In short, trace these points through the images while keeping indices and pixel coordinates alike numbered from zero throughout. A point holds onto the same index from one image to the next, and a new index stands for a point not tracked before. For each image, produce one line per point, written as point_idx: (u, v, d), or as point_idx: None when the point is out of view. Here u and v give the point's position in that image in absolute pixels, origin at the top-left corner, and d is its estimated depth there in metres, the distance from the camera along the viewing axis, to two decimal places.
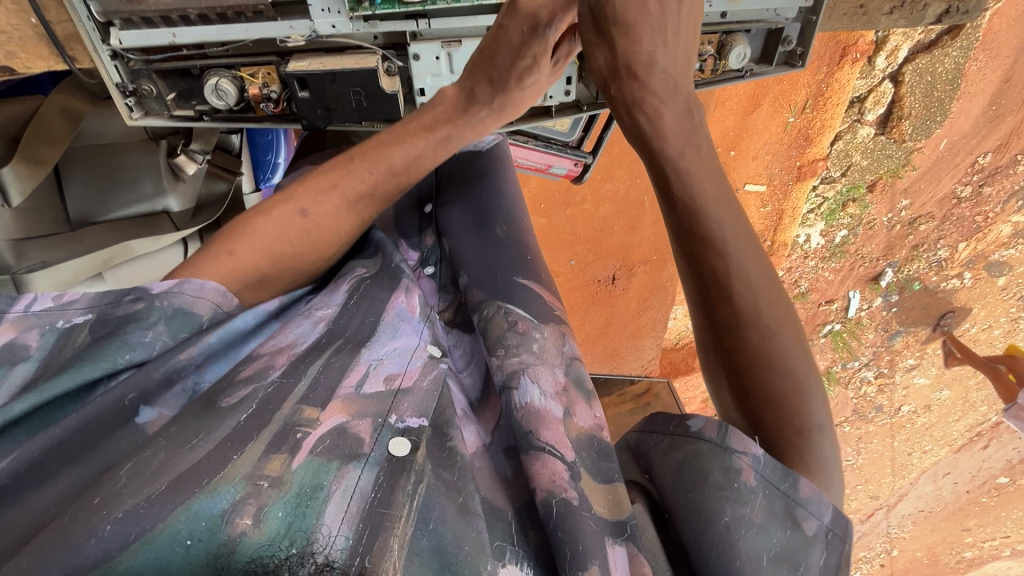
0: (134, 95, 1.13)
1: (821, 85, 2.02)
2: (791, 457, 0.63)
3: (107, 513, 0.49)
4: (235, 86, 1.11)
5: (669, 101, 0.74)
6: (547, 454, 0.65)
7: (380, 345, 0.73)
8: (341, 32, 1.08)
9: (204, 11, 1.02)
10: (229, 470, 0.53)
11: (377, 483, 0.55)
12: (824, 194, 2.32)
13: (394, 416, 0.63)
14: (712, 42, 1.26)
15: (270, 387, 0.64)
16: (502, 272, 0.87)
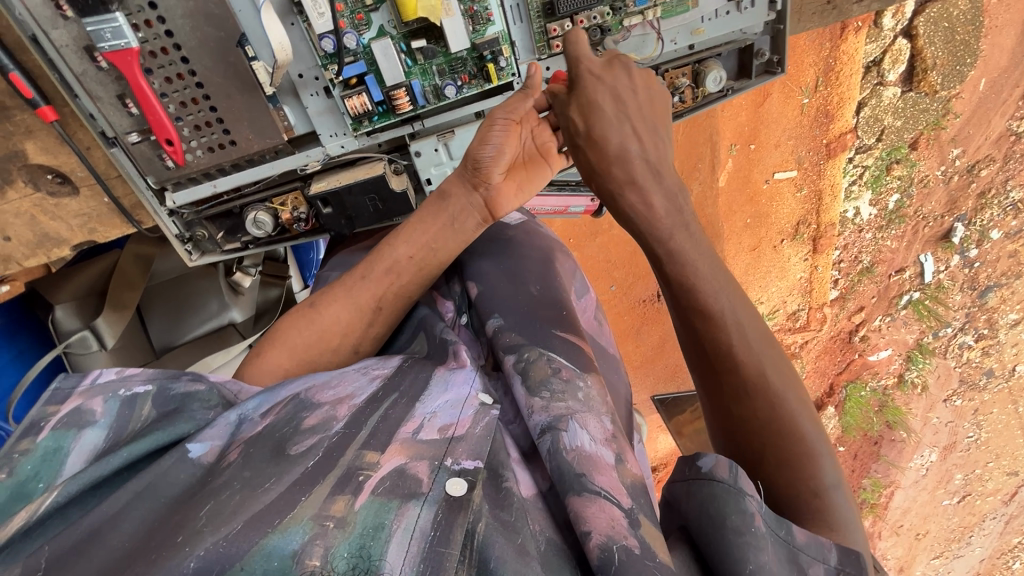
0: (191, 241, 1.30)
1: (828, 61, 2.05)
2: (814, 516, 0.73)
3: (189, 550, 0.53)
4: (270, 216, 1.26)
5: (653, 187, 0.86)
6: (603, 499, 0.65)
7: (433, 398, 0.80)
8: (350, 149, 1.22)
9: (236, 161, 1.18)
10: (299, 512, 0.58)
11: (436, 521, 0.60)
12: (862, 164, 2.28)
13: (450, 459, 0.69)
14: (686, 73, 1.30)
15: (334, 437, 0.71)
16: (541, 324, 0.90)
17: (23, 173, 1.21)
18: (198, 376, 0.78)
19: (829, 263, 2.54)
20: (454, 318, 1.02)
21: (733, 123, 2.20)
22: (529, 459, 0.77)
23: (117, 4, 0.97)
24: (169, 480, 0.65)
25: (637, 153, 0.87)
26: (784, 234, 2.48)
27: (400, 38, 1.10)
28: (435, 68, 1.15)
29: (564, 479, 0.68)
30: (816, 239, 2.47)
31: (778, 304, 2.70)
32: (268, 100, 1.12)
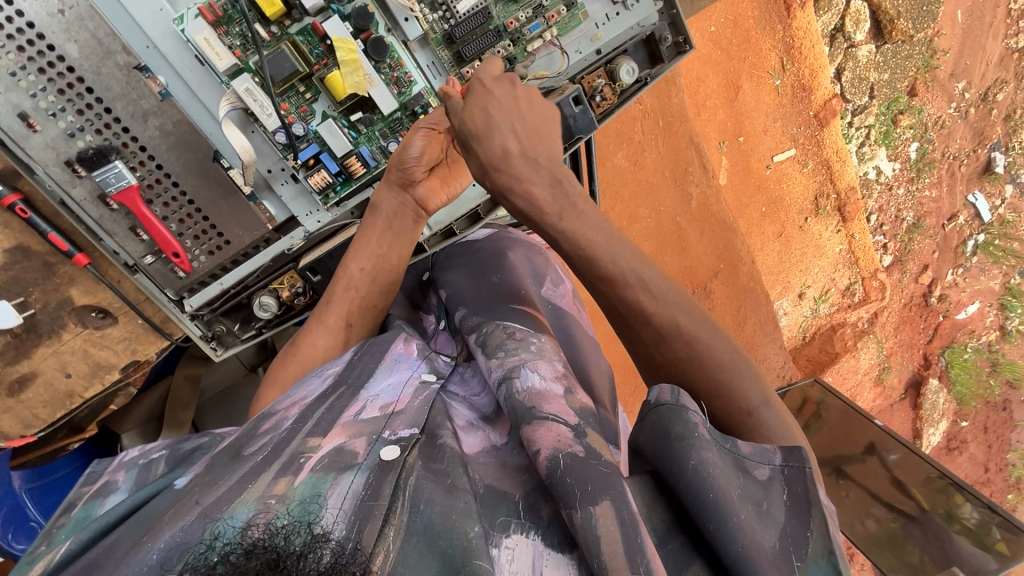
0: (214, 338, 1.46)
1: (785, 40, 2.83)
2: (750, 433, 0.80)
3: (151, 544, 0.61)
4: (274, 297, 1.42)
5: (536, 177, 0.93)
6: (551, 420, 0.72)
7: (378, 383, 0.89)
8: (326, 222, 1.39)
9: (234, 257, 1.37)
10: (244, 497, 0.64)
11: (367, 483, 0.66)
12: (863, 125, 3.08)
13: (387, 430, 0.76)
14: (601, 74, 1.42)
15: (281, 433, 0.78)
16: (501, 304, 1.01)
17: (72, 316, 1.43)
18: (203, 432, 0.90)
19: (864, 229, 3.20)
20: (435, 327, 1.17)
21: (715, 120, 2.87)
22: (490, 420, 0.85)
23: (116, 155, 1.21)
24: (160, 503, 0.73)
25: (515, 148, 0.94)
26: (805, 212, 3.11)
27: (341, 116, 1.29)
28: (378, 132, 1.32)
29: (517, 412, 0.75)
30: (841, 207, 3.14)
31: (827, 283, 3.26)
32: (247, 198, 1.31)
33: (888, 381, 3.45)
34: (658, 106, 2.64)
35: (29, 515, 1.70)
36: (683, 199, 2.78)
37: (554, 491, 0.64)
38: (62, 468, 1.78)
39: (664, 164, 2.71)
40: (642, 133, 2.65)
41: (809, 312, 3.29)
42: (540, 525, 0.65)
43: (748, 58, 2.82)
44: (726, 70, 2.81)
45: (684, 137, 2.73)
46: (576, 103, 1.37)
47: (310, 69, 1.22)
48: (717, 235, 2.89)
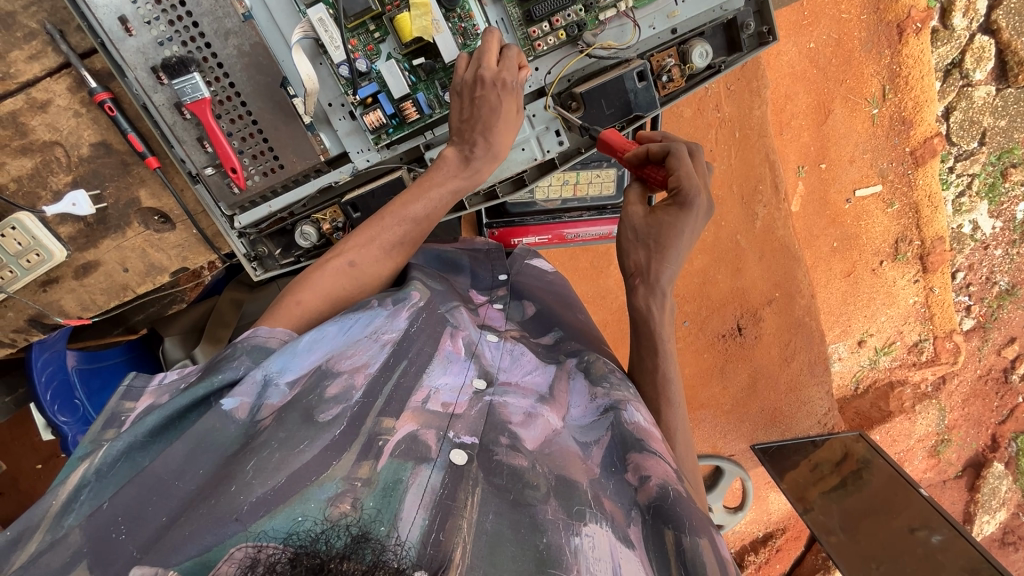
0: (256, 259, 1.54)
1: (892, 67, 2.64)
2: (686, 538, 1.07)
3: (243, 496, 0.71)
4: (314, 228, 1.48)
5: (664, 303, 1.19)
6: (662, 457, 0.94)
7: (435, 378, 1.00)
8: (374, 162, 1.43)
9: (286, 182, 1.43)
10: (332, 471, 0.76)
11: (443, 482, 0.80)
12: (967, 172, 2.82)
13: (451, 432, 0.89)
14: (671, 54, 1.39)
15: (355, 406, 0.87)
16: (589, 337, 1.28)
17: (138, 217, 1.55)
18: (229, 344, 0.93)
19: (947, 283, 2.92)
20: (485, 302, 1.33)
21: (798, 143, 2.74)
22: (545, 401, 1.03)
23: (195, 68, 1.29)
24: (213, 426, 0.81)
25: (670, 280, 1.18)
26: (881, 254, 2.90)
27: (404, 59, 1.31)
28: (437, 81, 1.35)
29: (628, 440, 0.95)
30: (923, 256, 2.90)
31: (893, 334, 3.02)
32: (306, 128, 1.37)
33: (944, 454, 3.16)
34: (736, 117, 2.60)
35: (75, 393, 1.81)
36: (746, 219, 2.72)
37: (667, 517, 0.85)
38: (113, 357, 1.96)
39: (733, 180, 2.67)
40: (716, 142, 2.64)
41: (866, 362, 3.06)
42: (608, 519, 0.82)
43: (847, 82, 2.66)
44: (817, 90, 2.67)
45: (759, 152, 2.65)
46: (640, 78, 1.35)
47: (382, 8, 1.26)
48: (778, 260, 2.77)
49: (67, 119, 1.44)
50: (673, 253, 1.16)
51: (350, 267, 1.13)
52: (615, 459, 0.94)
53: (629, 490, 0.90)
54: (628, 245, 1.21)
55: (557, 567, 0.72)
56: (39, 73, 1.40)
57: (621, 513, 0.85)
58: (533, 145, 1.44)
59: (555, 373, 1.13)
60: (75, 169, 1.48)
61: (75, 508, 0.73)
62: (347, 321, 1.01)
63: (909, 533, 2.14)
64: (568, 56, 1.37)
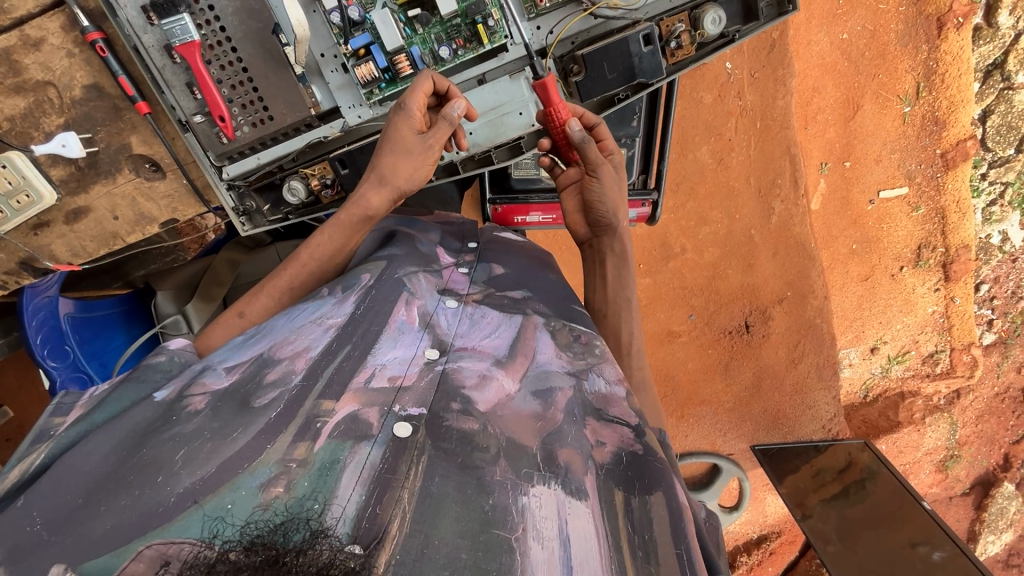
0: (244, 213, 1.52)
1: (928, 64, 2.51)
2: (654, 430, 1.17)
3: (172, 488, 0.68)
4: (303, 183, 1.45)
5: (622, 242, 1.31)
6: (614, 423, 0.91)
7: (384, 352, 0.96)
8: (366, 118, 1.38)
9: (274, 135, 1.39)
10: (266, 455, 0.72)
11: (383, 456, 0.75)
12: (999, 180, 2.66)
13: (396, 405, 0.84)
14: (682, 19, 1.30)
15: (292, 390, 0.85)
16: (564, 301, 1.22)
17: (128, 163, 1.54)
18: (157, 350, 0.95)
19: (970, 293, 2.78)
20: (450, 265, 1.30)
21: (823, 138, 2.67)
22: (502, 363, 0.98)
23: (185, 9, 1.25)
24: (142, 416, 0.80)
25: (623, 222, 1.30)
26: (901, 260, 2.79)
27: (399, 10, 1.26)
28: (434, 35, 1.29)
29: (588, 405, 0.93)
30: (946, 264, 2.77)
31: (908, 343, 2.91)
32: (297, 78, 1.33)
33: (953, 471, 3.04)
34: (758, 107, 2.51)
35: (66, 339, 1.79)
36: (762, 213, 2.62)
37: (622, 478, 0.84)
38: (106, 308, 1.97)
39: (751, 171, 2.58)
40: (735, 131, 2.56)
41: (877, 370, 2.96)
42: (558, 476, 0.78)
43: (878, 76, 2.56)
44: (847, 83, 2.58)
45: (780, 144, 2.55)
46: (646, 42, 1.27)
47: None
48: (791, 258, 2.67)
49: (60, 59, 1.43)
50: (621, 201, 1.29)
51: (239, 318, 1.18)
52: (575, 410, 0.91)
53: (587, 443, 0.86)
54: (573, 213, 1.33)
55: (500, 529, 0.69)
56: (32, 9, 1.38)
57: (579, 461, 0.82)
58: (530, 110, 1.38)
59: (522, 324, 1.08)
60: (67, 112, 1.46)
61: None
62: (294, 313, 1.06)
63: (910, 548, 2.12)
64: (571, 15, 1.29)
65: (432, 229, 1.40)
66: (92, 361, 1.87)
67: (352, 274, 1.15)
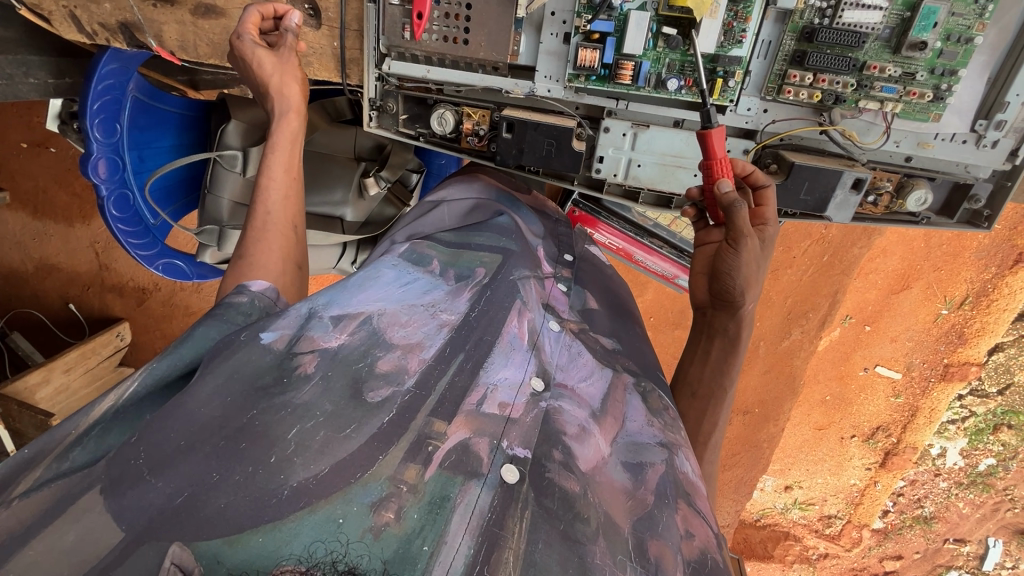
0: (377, 109, 1.39)
1: (984, 285, 2.48)
2: None
3: (285, 478, 0.65)
4: (455, 118, 1.35)
5: (742, 332, 1.17)
6: (699, 517, 0.89)
7: (495, 369, 0.90)
8: (553, 95, 1.29)
9: (457, 59, 1.28)
10: (377, 468, 0.69)
11: (492, 505, 0.71)
12: (971, 407, 2.74)
13: (506, 442, 0.79)
14: (892, 180, 1.27)
15: (406, 394, 0.80)
16: (649, 371, 1.16)
17: None
18: (239, 289, 0.89)
19: (892, 486, 3.05)
20: (550, 275, 1.19)
21: (860, 296, 2.60)
22: (598, 418, 0.94)
23: None
24: (250, 363, 0.75)
25: (751, 311, 1.16)
26: (857, 430, 2.95)
27: (655, 19, 1.16)
28: (669, 60, 1.20)
29: (680, 487, 0.90)
30: (888, 453, 2.97)
31: (817, 497, 3.22)
32: (514, 22, 1.22)
33: None
34: (837, 242, 2.45)
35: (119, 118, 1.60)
36: (779, 333, 2.69)
37: None
38: (169, 106, 1.79)
39: (789, 296, 2.59)
40: (802, 253, 2.50)
41: (779, 504, 3.30)
42: (649, 573, 0.75)
43: (942, 272, 2.49)
44: (912, 261, 2.48)
45: (831, 284, 2.53)
46: (853, 186, 1.22)
47: None
48: (777, 384, 2.85)
49: None
50: (756, 288, 1.15)
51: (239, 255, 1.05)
52: (667, 489, 0.88)
53: (676, 533, 0.83)
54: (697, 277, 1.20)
55: None
56: None
57: (668, 559, 0.78)
58: None
59: (612, 380, 1.03)
60: None
61: (85, 442, 0.69)
62: (405, 274, 1.01)
63: None
64: (801, 120, 1.23)
65: (535, 220, 1.33)
66: (131, 150, 1.68)
67: (465, 260, 1.10)
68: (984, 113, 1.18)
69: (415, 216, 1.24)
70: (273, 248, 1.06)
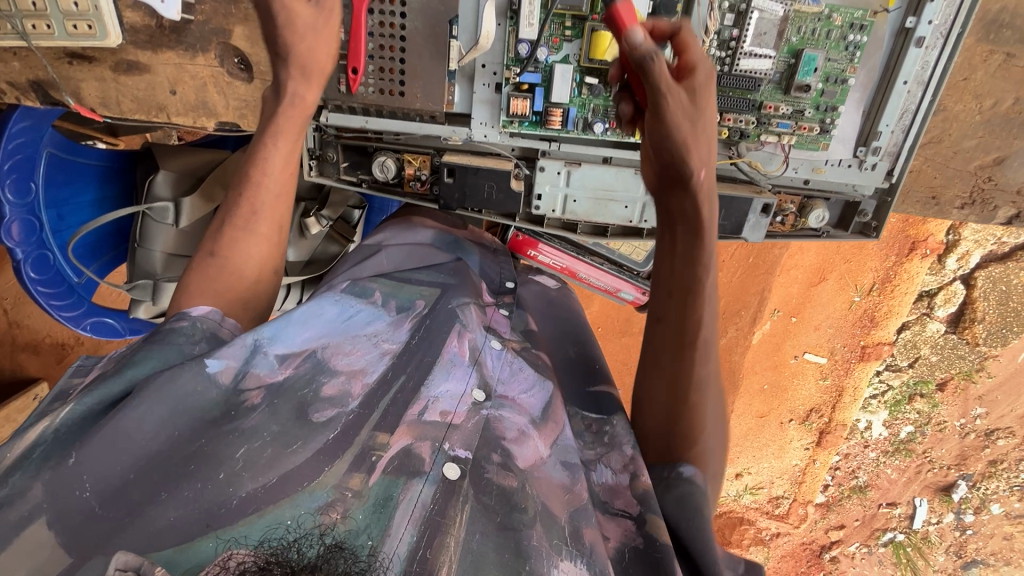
0: (317, 158, 1.41)
1: (888, 271, 2.67)
2: (692, 451, 0.95)
3: (234, 490, 0.69)
4: (396, 165, 1.38)
5: (702, 202, 0.94)
6: (620, 517, 0.88)
7: (436, 384, 0.96)
8: (490, 140, 1.36)
9: (394, 110, 1.32)
10: (323, 478, 0.73)
11: (434, 498, 0.77)
12: (887, 381, 2.97)
13: (447, 444, 0.85)
14: (794, 202, 1.43)
15: (350, 414, 0.85)
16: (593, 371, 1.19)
17: (217, 48, 1.38)
18: (180, 315, 0.87)
19: (828, 462, 3.29)
20: (492, 304, 1.25)
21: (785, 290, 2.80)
22: (537, 425, 0.97)
23: None
24: (190, 387, 0.76)
25: (707, 176, 0.95)
26: (794, 414, 3.19)
27: (578, 70, 1.26)
28: (593, 105, 1.30)
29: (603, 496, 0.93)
30: (822, 432, 3.20)
31: (764, 482, 3.49)
32: (447, 73, 1.28)
33: None
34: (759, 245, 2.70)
35: (33, 176, 1.51)
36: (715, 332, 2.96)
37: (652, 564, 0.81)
38: (88, 159, 1.71)
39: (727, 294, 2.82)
40: (729, 257, 2.74)
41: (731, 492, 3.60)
42: (585, 556, 0.79)
43: (850, 263, 2.69)
44: (826, 255, 2.69)
45: (759, 284, 2.79)
46: (761, 210, 1.37)
47: (589, 13, 1.20)
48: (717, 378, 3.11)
49: None
50: (697, 147, 0.94)
51: (210, 257, 1.00)
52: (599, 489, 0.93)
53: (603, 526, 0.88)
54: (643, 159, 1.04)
55: None
56: None
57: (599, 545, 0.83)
58: (637, 208, 1.41)
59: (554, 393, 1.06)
60: None
61: (22, 467, 0.65)
62: (347, 307, 1.03)
63: None
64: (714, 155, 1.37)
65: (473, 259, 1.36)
66: (49, 209, 1.59)
67: (407, 292, 1.14)
68: (863, 141, 1.37)
69: (352, 264, 1.23)
70: (250, 250, 1.03)
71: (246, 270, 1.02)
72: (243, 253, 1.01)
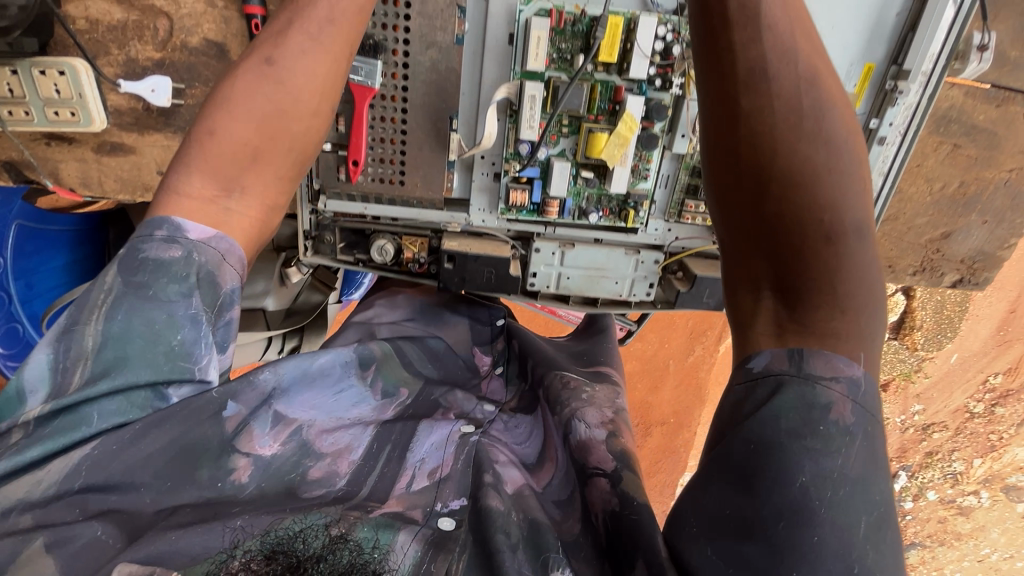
0: (313, 239, 1.41)
1: None
2: (821, 293, 0.80)
3: (229, 521, 0.76)
4: (394, 248, 1.39)
5: (771, 56, 0.91)
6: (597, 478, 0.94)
7: (421, 443, 1.02)
8: (487, 225, 1.40)
9: (394, 198, 1.33)
10: (324, 511, 0.81)
11: (424, 549, 0.79)
12: None
13: (440, 502, 0.88)
14: None
15: (337, 491, 0.88)
16: None
17: None
18: (173, 242, 0.82)
19: None
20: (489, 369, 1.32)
21: None
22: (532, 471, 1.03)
23: (382, 57, 1.20)
24: (184, 409, 0.78)
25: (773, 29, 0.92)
26: None
27: (575, 164, 1.32)
28: (587, 194, 1.36)
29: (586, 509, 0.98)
30: None
31: None
32: (447, 164, 1.31)
33: None
34: None
35: None
36: (683, 350, 2.90)
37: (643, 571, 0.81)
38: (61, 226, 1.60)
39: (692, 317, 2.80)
40: None
41: None
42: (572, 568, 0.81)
43: None
44: None
45: None
46: None
47: (586, 115, 1.26)
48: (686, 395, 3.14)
49: (196, 2, 1.24)
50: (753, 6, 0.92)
51: (267, 62, 1.02)
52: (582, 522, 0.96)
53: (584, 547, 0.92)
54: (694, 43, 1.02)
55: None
56: None
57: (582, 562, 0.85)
58: (626, 284, 1.46)
59: None
60: (167, 51, 1.26)
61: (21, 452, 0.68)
62: (342, 380, 1.08)
63: None
64: (700, 238, 1.45)
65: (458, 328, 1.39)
66: None
67: (395, 369, 1.17)
68: None
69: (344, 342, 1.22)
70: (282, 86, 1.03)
71: (304, 88, 1.05)
72: (306, 72, 1.03)
